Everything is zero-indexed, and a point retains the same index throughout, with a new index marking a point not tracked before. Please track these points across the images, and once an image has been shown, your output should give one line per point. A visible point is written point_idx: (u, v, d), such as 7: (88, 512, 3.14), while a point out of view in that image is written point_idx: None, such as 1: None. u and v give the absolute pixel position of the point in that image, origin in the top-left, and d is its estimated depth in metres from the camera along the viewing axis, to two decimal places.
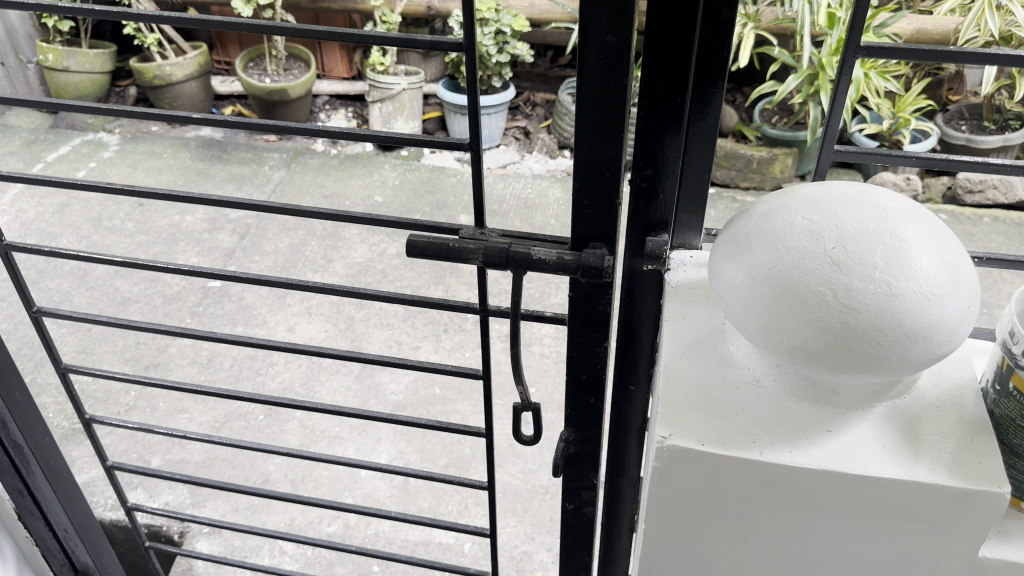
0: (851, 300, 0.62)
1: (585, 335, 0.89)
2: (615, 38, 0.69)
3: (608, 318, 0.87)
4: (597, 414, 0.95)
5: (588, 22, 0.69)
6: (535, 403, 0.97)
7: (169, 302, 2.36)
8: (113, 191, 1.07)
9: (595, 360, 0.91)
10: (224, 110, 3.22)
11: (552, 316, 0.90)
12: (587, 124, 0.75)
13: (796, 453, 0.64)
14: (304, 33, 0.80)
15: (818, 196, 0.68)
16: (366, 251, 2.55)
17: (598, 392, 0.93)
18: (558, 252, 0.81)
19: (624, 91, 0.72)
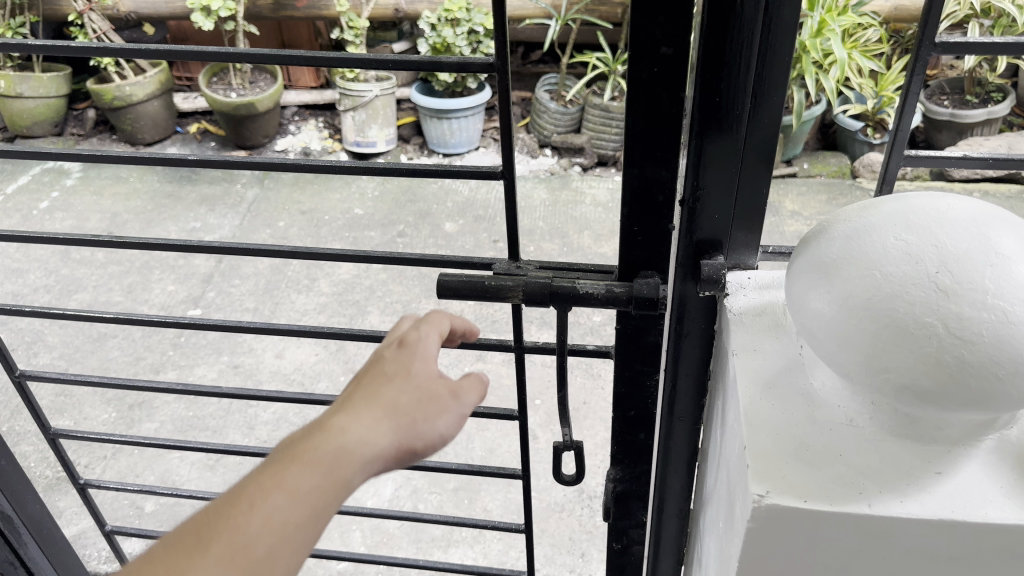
0: (964, 331, 0.55)
1: (634, 368, 0.87)
2: (670, 49, 0.66)
3: (659, 349, 0.84)
4: (646, 450, 0.94)
5: (641, 33, 0.66)
6: (578, 443, 0.88)
7: (149, 335, 2.26)
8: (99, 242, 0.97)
9: (645, 395, 0.89)
10: (189, 128, 3.11)
11: (595, 349, 0.84)
12: (637, 143, 0.72)
13: (908, 503, 0.58)
14: (311, 60, 0.71)
15: (906, 213, 0.61)
16: (351, 266, 2.45)
17: (647, 428, 0.92)
18: (606, 285, 0.74)
19: (678, 104, 0.69)
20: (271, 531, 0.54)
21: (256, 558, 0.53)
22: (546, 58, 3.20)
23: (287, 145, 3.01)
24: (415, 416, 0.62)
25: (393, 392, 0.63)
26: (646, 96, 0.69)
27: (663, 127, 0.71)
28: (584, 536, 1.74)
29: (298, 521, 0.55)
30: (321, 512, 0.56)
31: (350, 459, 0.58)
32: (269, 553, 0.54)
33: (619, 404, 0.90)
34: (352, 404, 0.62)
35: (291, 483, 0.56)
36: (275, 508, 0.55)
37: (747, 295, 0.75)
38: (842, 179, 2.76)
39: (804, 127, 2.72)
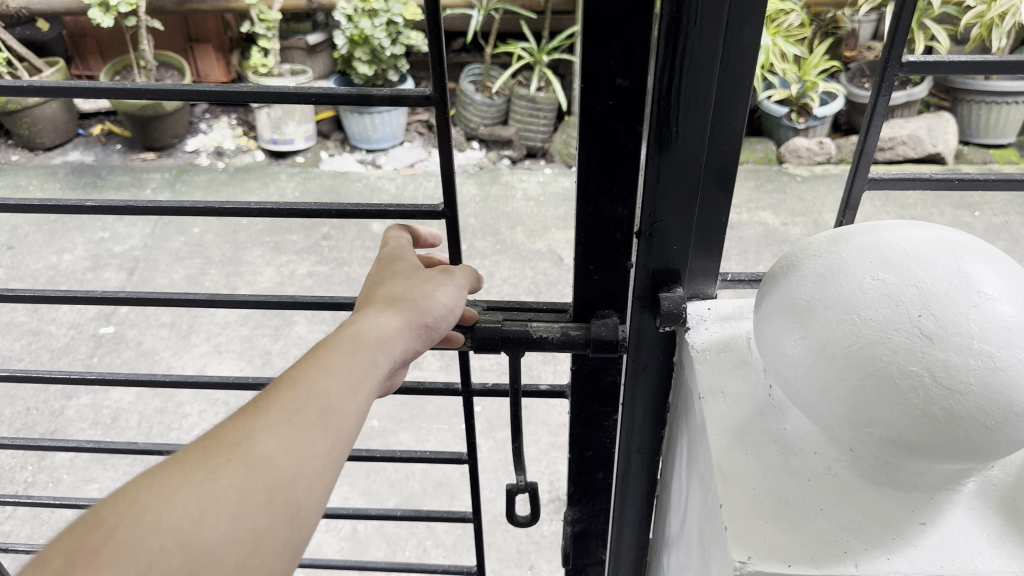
0: (950, 379, 0.52)
1: (591, 409, 0.83)
2: (626, 81, 0.61)
3: (616, 389, 0.81)
4: (604, 488, 0.90)
5: (595, 62, 0.60)
6: (533, 483, 0.83)
7: (57, 357, 2.11)
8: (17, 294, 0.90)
9: (602, 434, 0.85)
10: (92, 130, 2.94)
11: (548, 389, 0.82)
12: (592, 180, 0.67)
13: (895, 560, 0.55)
14: (227, 95, 0.66)
15: (881, 250, 0.57)
16: (274, 273, 2.33)
17: (605, 466, 0.88)
18: (562, 328, 0.73)
19: (636, 138, 0.64)
20: (321, 397, 0.57)
21: (313, 418, 0.56)
22: (468, 47, 3.11)
23: (198, 145, 2.85)
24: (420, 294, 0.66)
25: (396, 286, 0.67)
26: (601, 128, 0.64)
27: (619, 160, 0.66)
28: (532, 548, 1.70)
29: (342, 391, 0.58)
30: (361, 384, 0.60)
31: (375, 339, 0.62)
32: (323, 416, 0.56)
33: (577, 439, 0.84)
34: (363, 305, 0.66)
35: (330, 360, 0.59)
36: (320, 382, 0.58)
37: (709, 328, 0.71)
38: (769, 165, 2.77)
39: None
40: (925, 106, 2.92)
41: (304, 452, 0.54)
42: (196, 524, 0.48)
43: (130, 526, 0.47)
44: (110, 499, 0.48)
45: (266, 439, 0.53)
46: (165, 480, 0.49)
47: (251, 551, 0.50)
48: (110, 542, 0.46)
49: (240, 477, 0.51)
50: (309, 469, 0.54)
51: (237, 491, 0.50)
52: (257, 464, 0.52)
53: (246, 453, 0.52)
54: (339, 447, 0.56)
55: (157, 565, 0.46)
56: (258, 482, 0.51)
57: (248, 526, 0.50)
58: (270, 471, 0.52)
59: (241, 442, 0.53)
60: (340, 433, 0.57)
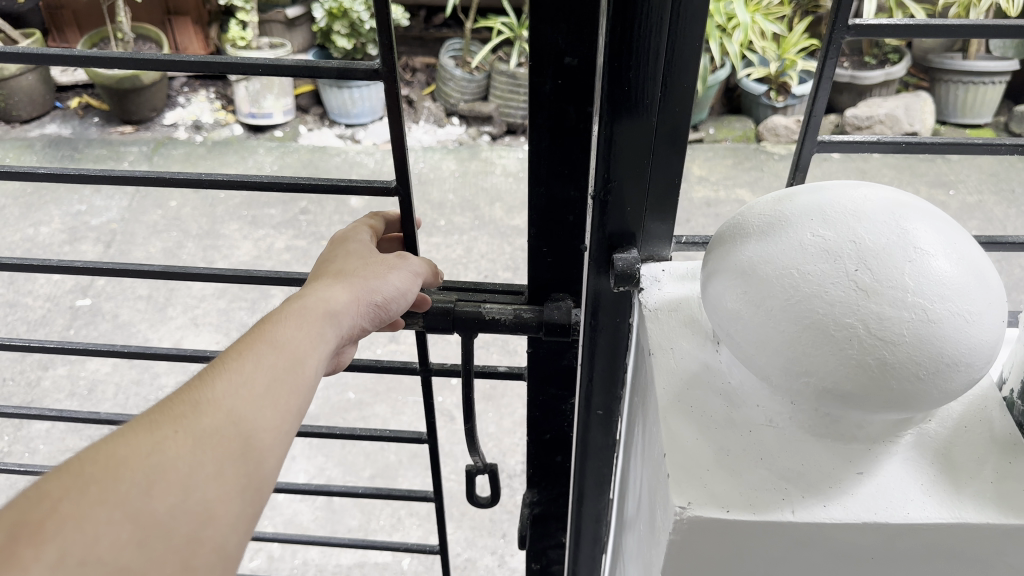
0: (885, 330, 0.53)
1: (548, 393, 0.88)
2: (574, 59, 0.64)
3: (571, 373, 0.85)
4: (563, 471, 0.96)
5: (544, 41, 0.63)
6: (492, 465, 0.85)
7: (34, 329, 2.11)
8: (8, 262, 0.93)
9: (559, 418, 0.90)
10: (69, 103, 2.92)
11: (505, 369, 0.87)
12: (545, 162, 0.70)
13: (831, 507, 0.56)
14: (181, 64, 0.68)
15: (823, 208, 0.59)
16: (252, 248, 2.34)
17: (563, 451, 0.94)
18: (514, 310, 0.78)
19: (586, 119, 0.67)
20: (271, 368, 0.58)
21: (265, 388, 0.56)
22: (449, 22, 3.09)
23: (176, 119, 2.84)
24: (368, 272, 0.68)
25: (344, 267, 0.69)
26: (551, 106, 0.67)
27: (571, 139, 0.69)
28: (504, 518, 1.73)
29: (292, 362, 0.59)
30: (310, 356, 0.61)
31: (323, 313, 0.63)
32: (272, 386, 0.57)
33: (536, 422, 0.91)
34: (309, 285, 0.67)
35: (277, 334, 0.60)
36: (268, 355, 0.58)
37: (663, 288, 0.73)
38: (747, 143, 2.79)
39: (709, 92, 2.70)
40: (904, 86, 2.94)
41: (257, 422, 0.54)
42: (147, 494, 0.47)
43: (77, 497, 0.45)
44: (49, 472, 0.46)
45: (215, 409, 0.53)
46: (114, 448, 0.48)
47: (208, 520, 0.49)
48: (53, 514, 0.44)
49: (192, 446, 0.50)
50: (262, 440, 0.54)
51: (189, 459, 0.49)
52: (209, 433, 0.51)
53: (196, 422, 0.51)
54: (289, 420, 0.57)
55: (106, 535, 0.45)
56: (210, 452, 0.51)
57: (201, 495, 0.49)
58: (222, 440, 0.52)
59: (189, 412, 0.52)
60: (289, 404, 0.57)
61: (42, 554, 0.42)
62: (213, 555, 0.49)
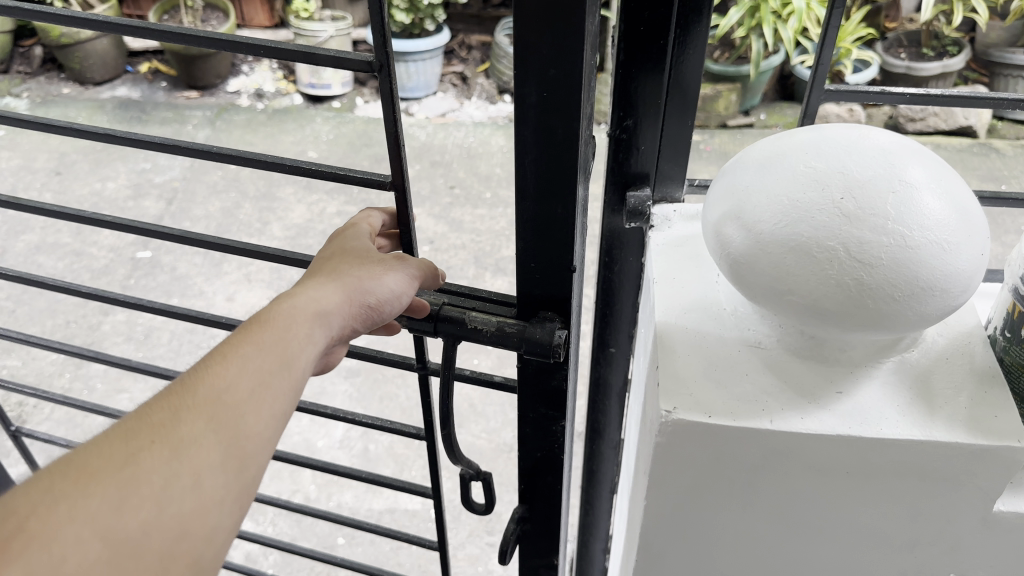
0: (864, 254, 0.57)
1: (540, 411, 0.83)
2: (560, 71, 0.57)
3: (563, 394, 0.81)
4: (554, 491, 0.92)
5: (527, 50, 0.57)
6: (485, 472, 0.82)
7: (97, 276, 2.23)
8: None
9: (551, 437, 0.86)
10: (140, 68, 3.05)
11: (501, 380, 0.82)
12: (531, 179, 0.64)
13: (808, 418, 0.61)
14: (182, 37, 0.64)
15: (818, 142, 0.63)
16: (304, 211, 2.43)
17: (554, 471, 0.90)
18: (498, 322, 0.71)
19: (576, 137, 0.61)
20: (253, 374, 0.57)
21: (245, 396, 0.56)
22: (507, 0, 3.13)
23: (239, 86, 2.95)
24: (359, 273, 0.64)
25: (337, 265, 0.66)
26: (537, 120, 0.60)
27: (559, 155, 0.62)
28: None
29: (276, 367, 0.58)
30: (298, 359, 0.60)
31: (311, 314, 0.61)
32: (253, 394, 0.56)
33: (526, 438, 0.87)
34: (303, 281, 0.65)
35: (263, 337, 0.59)
36: (254, 358, 0.58)
37: (673, 226, 0.77)
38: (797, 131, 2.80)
39: (762, 77, 2.72)
40: (963, 81, 2.84)
41: (234, 433, 0.54)
42: (118, 514, 0.48)
43: (45, 518, 0.46)
44: (25, 486, 0.48)
45: (195, 419, 0.53)
46: (86, 467, 0.49)
47: (176, 538, 0.50)
48: (23, 536, 0.46)
49: (167, 460, 0.51)
50: (239, 451, 0.54)
51: (163, 475, 0.50)
52: (187, 446, 0.52)
53: (175, 434, 0.52)
54: (270, 426, 0.56)
55: (74, 555, 0.46)
56: (186, 466, 0.51)
57: (173, 511, 0.50)
58: (199, 452, 0.52)
59: (169, 423, 0.52)
60: (270, 410, 0.57)
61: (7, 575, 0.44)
62: (185, 568, 0.50)
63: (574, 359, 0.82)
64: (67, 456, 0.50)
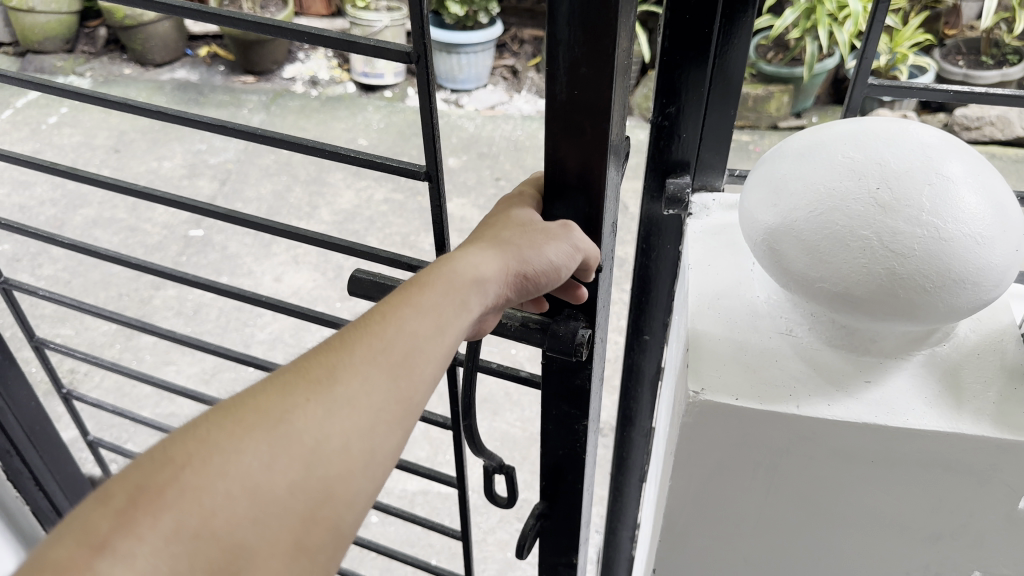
0: (897, 245, 0.58)
1: (561, 408, 0.84)
2: (590, 69, 0.58)
3: (586, 393, 0.81)
4: (573, 490, 0.93)
5: (559, 45, 0.57)
6: (507, 464, 0.83)
7: (151, 252, 2.30)
8: (50, 167, 0.91)
9: (572, 434, 0.86)
10: (199, 51, 3.12)
11: (527, 374, 0.82)
12: (558, 176, 0.65)
13: (834, 405, 0.61)
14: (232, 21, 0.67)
15: (858, 133, 0.63)
16: (353, 196, 2.48)
17: (575, 469, 0.90)
18: (523, 318, 0.72)
19: (604, 136, 0.61)
20: (408, 338, 0.54)
21: (401, 358, 0.53)
22: None
23: (295, 73, 3.00)
24: (528, 242, 0.62)
25: (500, 232, 0.63)
26: (565, 117, 0.61)
27: (587, 153, 0.62)
28: None
29: (430, 332, 0.55)
30: (452, 325, 0.57)
31: (470, 280, 0.58)
32: (408, 357, 0.53)
33: (547, 436, 0.87)
34: (461, 244, 0.62)
35: (422, 299, 0.56)
36: (411, 323, 0.55)
37: (711, 214, 0.79)
38: None
39: (815, 80, 2.70)
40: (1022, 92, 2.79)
41: (386, 396, 0.51)
42: (273, 465, 0.46)
43: (198, 465, 0.44)
44: (178, 433, 0.45)
45: (350, 380, 0.51)
46: (241, 417, 0.47)
47: (321, 502, 0.47)
48: (175, 482, 0.43)
49: (323, 420, 0.48)
50: (388, 416, 0.51)
51: (316, 435, 0.48)
52: (340, 405, 0.49)
53: (329, 390, 0.50)
54: (420, 392, 0.54)
55: (224, 510, 0.43)
56: (339, 426, 0.49)
57: (321, 473, 0.47)
58: (354, 412, 0.50)
59: (324, 380, 0.50)
60: (422, 375, 0.54)
61: (161, 522, 0.42)
62: (326, 533, 0.47)
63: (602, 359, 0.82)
64: (220, 404, 0.48)
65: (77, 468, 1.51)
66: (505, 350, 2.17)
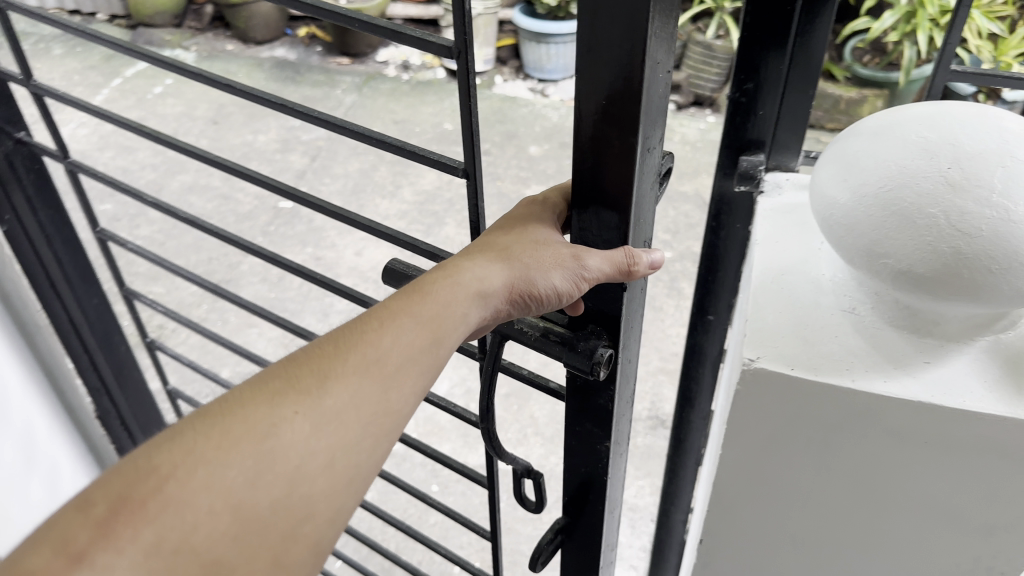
0: (964, 224, 0.58)
1: (584, 426, 0.81)
2: (622, 81, 0.54)
3: (609, 414, 0.78)
4: (594, 512, 0.89)
5: (593, 51, 0.54)
6: (531, 467, 0.80)
7: (241, 220, 2.40)
8: (118, 117, 0.91)
9: (593, 455, 0.83)
10: (298, 31, 3.24)
11: (555, 386, 0.79)
12: (583, 189, 0.62)
13: (891, 381, 0.62)
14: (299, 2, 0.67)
15: (935, 113, 0.63)
16: (435, 178, 2.54)
17: (596, 492, 0.87)
18: (545, 327, 0.70)
19: (632, 153, 0.58)
20: (399, 356, 0.57)
21: (391, 376, 0.56)
22: None
23: (388, 57, 3.09)
24: (535, 260, 0.62)
25: (508, 243, 0.63)
26: (593, 127, 0.58)
27: (614, 168, 0.59)
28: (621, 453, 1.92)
29: (420, 351, 0.58)
30: (446, 342, 0.59)
31: (468, 297, 0.60)
32: (397, 375, 0.56)
33: (572, 451, 0.84)
34: (466, 252, 0.64)
35: (418, 315, 0.59)
36: (403, 341, 0.57)
37: (783, 193, 0.79)
38: None
39: (913, 86, 2.63)
40: None
41: (370, 415, 0.55)
42: (256, 482, 0.50)
43: (184, 479, 0.48)
44: (162, 440, 0.49)
45: (338, 396, 0.54)
46: (228, 431, 0.50)
47: (301, 517, 0.51)
48: (159, 496, 0.47)
49: (307, 437, 0.52)
50: (370, 434, 0.55)
51: (299, 454, 0.51)
52: (324, 423, 0.53)
53: (315, 407, 0.53)
54: (405, 409, 0.57)
55: (204, 527, 0.48)
56: (322, 444, 0.52)
57: (300, 492, 0.51)
58: (338, 431, 0.53)
59: (312, 395, 0.53)
60: (408, 393, 0.57)
61: (141, 536, 0.46)
62: (305, 549, 0.51)
63: (629, 379, 0.78)
64: (208, 413, 0.51)
65: (162, 415, 1.60)
66: None
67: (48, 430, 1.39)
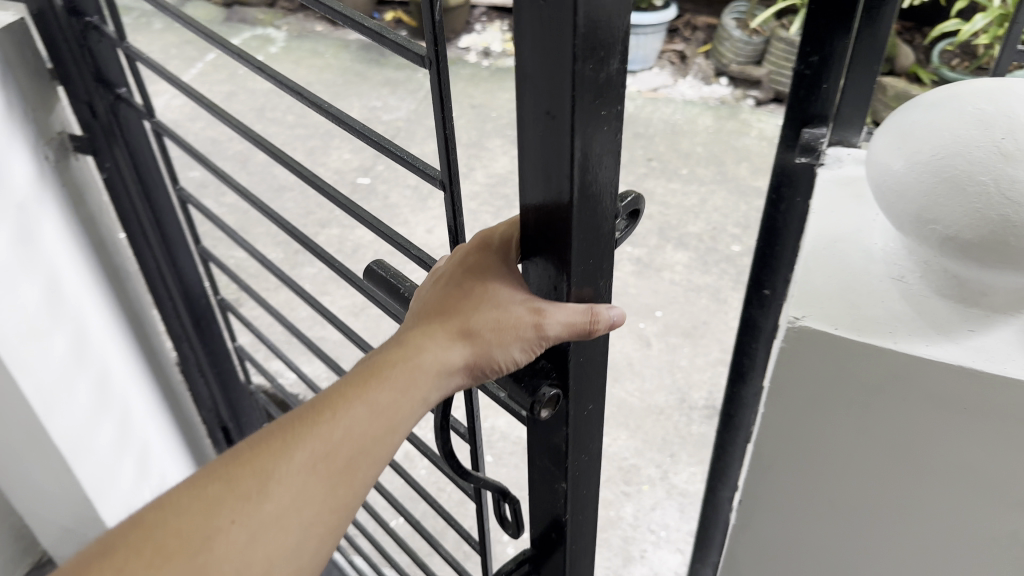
0: (1014, 193, 0.59)
1: (545, 462, 0.73)
2: (553, 114, 0.49)
3: (566, 453, 0.70)
4: (560, 553, 0.80)
5: (526, 78, 0.49)
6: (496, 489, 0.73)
7: (320, 193, 2.50)
8: (208, 104, 1.00)
9: (555, 494, 0.75)
10: (385, 15, 3.32)
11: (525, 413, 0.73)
12: (532, 229, 0.56)
13: (933, 345, 0.63)
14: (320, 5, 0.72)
15: (995, 88, 0.64)
16: (508, 162, 2.59)
17: (561, 531, 0.78)
18: None
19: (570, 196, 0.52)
20: (347, 448, 0.54)
21: (338, 470, 0.54)
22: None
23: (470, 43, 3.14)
24: (495, 336, 0.57)
25: (467, 310, 0.58)
26: (532, 161, 0.52)
27: (553, 210, 0.53)
28: (675, 440, 1.95)
29: (371, 439, 0.55)
30: (398, 430, 0.56)
31: (426, 379, 0.56)
32: (346, 468, 0.54)
33: (536, 485, 0.77)
34: (422, 323, 0.59)
35: (366, 403, 0.56)
36: (351, 432, 0.55)
37: (842, 166, 0.80)
38: None
39: None
40: None
41: (317, 508, 0.53)
42: None
43: None
44: (91, 558, 0.49)
45: (279, 495, 0.52)
46: (161, 544, 0.49)
47: None
48: None
49: (247, 541, 0.51)
50: (316, 527, 0.53)
51: (233, 563, 0.50)
52: (265, 526, 0.52)
53: (256, 509, 0.52)
54: (355, 498, 0.55)
55: None
56: (263, 547, 0.51)
57: None
58: (281, 532, 0.52)
59: (252, 497, 0.52)
60: (357, 482, 0.55)
61: None
62: None
63: (595, 423, 0.71)
64: (142, 526, 0.50)
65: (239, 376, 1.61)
66: (633, 325, 2.20)
67: (135, 375, 1.42)
